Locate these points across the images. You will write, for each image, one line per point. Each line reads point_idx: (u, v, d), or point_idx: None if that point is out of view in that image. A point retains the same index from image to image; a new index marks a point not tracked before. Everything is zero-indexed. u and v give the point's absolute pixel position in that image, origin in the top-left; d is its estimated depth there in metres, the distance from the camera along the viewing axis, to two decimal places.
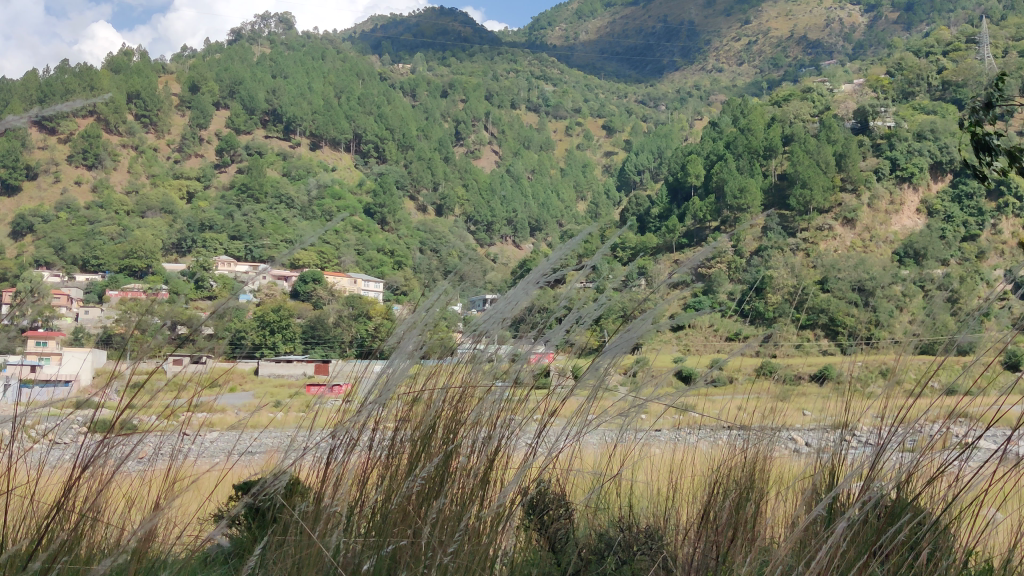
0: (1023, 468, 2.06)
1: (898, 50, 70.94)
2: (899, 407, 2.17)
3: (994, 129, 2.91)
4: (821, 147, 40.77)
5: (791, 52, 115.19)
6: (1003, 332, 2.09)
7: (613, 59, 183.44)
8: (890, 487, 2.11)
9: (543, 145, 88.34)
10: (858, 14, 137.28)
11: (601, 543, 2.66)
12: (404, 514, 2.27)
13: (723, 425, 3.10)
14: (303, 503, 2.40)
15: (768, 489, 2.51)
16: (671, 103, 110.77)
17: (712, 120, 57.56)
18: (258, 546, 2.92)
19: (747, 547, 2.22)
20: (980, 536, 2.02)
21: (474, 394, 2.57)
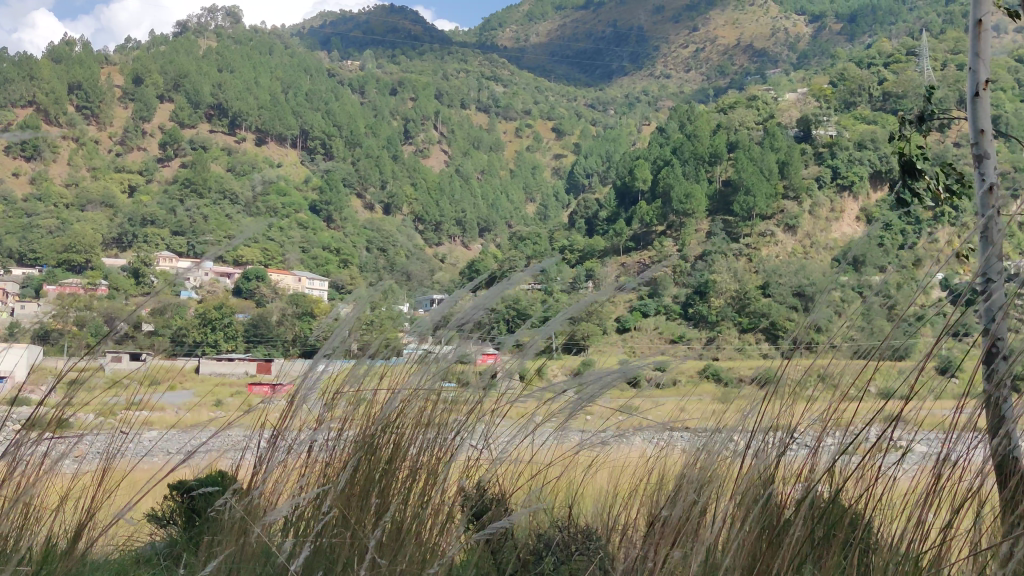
0: (951, 470, 2.15)
1: (841, 61, 72.49)
2: (833, 410, 2.25)
3: (917, 157, 4.32)
4: (764, 156, 41.83)
5: (738, 60, 116.92)
6: (943, 338, 2.21)
7: (563, 62, 184.79)
8: (826, 487, 2.16)
9: (493, 145, 88.94)
10: (804, 24, 139.10)
11: (540, 544, 2.66)
12: (340, 512, 2.25)
13: (667, 428, 3.16)
14: (240, 503, 2.40)
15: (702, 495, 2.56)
16: (619, 108, 111.93)
17: (660, 126, 58.43)
18: (192, 547, 2.88)
19: (679, 539, 2.25)
20: (917, 531, 2.07)
21: (415, 396, 2.57)
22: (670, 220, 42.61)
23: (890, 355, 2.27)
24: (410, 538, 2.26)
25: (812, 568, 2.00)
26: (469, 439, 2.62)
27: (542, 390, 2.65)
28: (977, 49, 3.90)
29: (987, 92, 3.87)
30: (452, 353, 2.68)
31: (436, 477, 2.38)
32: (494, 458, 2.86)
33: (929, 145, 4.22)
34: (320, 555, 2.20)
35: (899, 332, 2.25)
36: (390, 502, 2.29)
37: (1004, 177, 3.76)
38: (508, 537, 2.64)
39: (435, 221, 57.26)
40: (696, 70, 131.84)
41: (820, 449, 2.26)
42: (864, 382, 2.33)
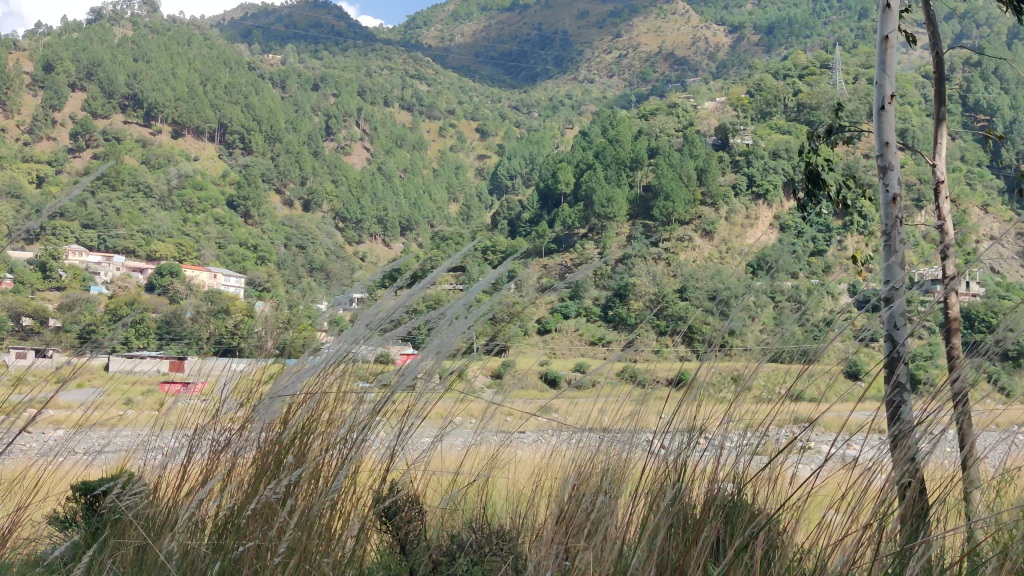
0: (859, 467, 2.19)
1: (757, 71, 74.17)
2: (745, 409, 2.29)
3: (825, 166, 4.50)
4: (684, 162, 42.70)
5: (659, 67, 118.63)
6: (847, 345, 2.30)
7: (487, 63, 184.64)
8: (735, 486, 2.20)
9: (416, 144, 88.36)
10: (723, 34, 141.82)
11: (454, 545, 2.61)
12: (245, 519, 2.20)
13: (585, 431, 3.16)
14: (139, 510, 2.32)
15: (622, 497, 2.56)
16: (543, 111, 112.47)
17: (583, 130, 58.97)
18: (86, 548, 2.76)
19: (593, 539, 2.25)
20: (824, 534, 2.09)
21: (332, 402, 2.51)
22: (591, 223, 43.06)
23: (808, 361, 2.27)
24: (316, 545, 2.19)
25: (715, 566, 2.03)
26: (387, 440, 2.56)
27: (455, 389, 2.62)
28: (883, 60, 4.06)
29: (892, 106, 4.05)
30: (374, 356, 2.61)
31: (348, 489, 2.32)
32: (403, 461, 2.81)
33: (830, 154, 4.41)
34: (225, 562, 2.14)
35: (805, 338, 2.32)
36: (293, 502, 2.23)
37: (906, 187, 3.87)
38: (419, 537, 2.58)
39: (357, 218, 56.90)
40: (618, 75, 133.44)
41: (737, 455, 2.28)
42: (780, 385, 2.33)
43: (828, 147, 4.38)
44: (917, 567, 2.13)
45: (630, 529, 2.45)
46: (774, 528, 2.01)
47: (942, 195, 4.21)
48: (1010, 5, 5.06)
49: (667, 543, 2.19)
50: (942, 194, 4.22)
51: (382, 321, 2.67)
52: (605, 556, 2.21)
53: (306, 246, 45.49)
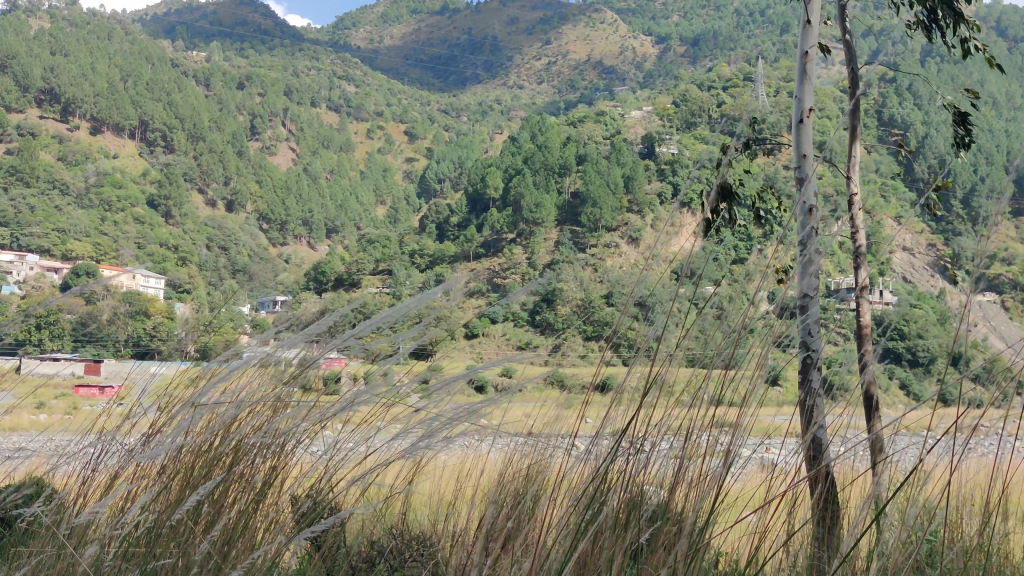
0: (771, 469, 2.29)
1: (683, 82, 75.67)
2: (668, 414, 2.35)
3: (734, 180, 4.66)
4: (611, 170, 43.62)
5: (588, 76, 119.97)
6: (762, 348, 2.42)
7: (416, 66, 183.76)
8: (653, 490, 2.26)
9: (343, 146, 87.46)
10: (651, 45, 144.10)
11: (374, 552, 2.61)
12: (169, 526, 2.17)
13: (511, 434, 3.18)
14: (47, 516, 2.27)
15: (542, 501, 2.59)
16: (472, 115, 112.76)
17: (513, 135, 59.31)
18: None
19: (518, 540, 2.25)
20: (734, 529, 2.17)
21: (261, 403, 2.50)
22: (520, 228, 43.35)
23: (728, 363, 2.35)
24: (240, 553, 2.16)
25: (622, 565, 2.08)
26: (309, 444, 2.53)
27: (386, 395, 2.59)
28: (803, 74, 4.21)
29: (810, 119, 4.20)
30: (303, 359, 2.58)
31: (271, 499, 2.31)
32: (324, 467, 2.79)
33: (741, 165, 4.55)
34: (139, 558, 2.09)
35: (729, 344, 2.38)
36: (216, 504, 2.23)
37: (821, 198, 4.05)
38: (338, 537, 2.57)
39: (281, 220, 56.47)
40: (547, 82, 134.37)
41: (662, 460, 2.35)
42: (700, 389, 2.39)
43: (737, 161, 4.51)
44: (822, 561, 2.21)
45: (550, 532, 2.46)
46: (690, 529, 2.08)
47: (856, 205, 4.43)
48: (923, 25, 5.27)
49: (588, 541, 2.23)
50: (856, 204, 4.43)
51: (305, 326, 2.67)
52: (523, 556, 2.22)
53: (230, 248, 44.72)
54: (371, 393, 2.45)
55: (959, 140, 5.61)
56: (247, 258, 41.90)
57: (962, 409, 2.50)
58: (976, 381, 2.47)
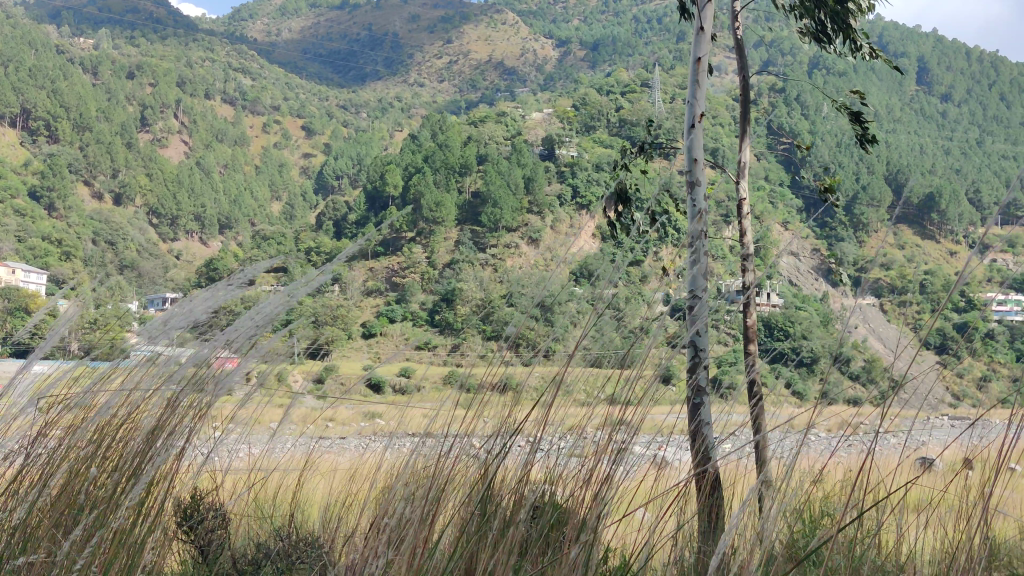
0: (664, 466, 2.31)
1: (583, 85, 76.61)
2: (566, 416, 2.36)
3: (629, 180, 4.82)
4: (512, 171, 44.97)
5: (489, 77, 120.30)
6: (659, 348, 2.46)
7: (315, 61, 180.35)
8: (549, 486, 2.27)
9: (237, 139, 85.12)
10: (551, 48, 144.92)
11: (260, 553, 2.50)
12: (28, 534, 2.06)
13: (411, 431, 3.13)
14: None
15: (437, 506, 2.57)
16: (372, 112, 111.52)
17: (413, 133, 58.75)
18: None
19: (409, 546, 2.19)
20: (626, 523, 2.17)
21: (139, 405, 2.41)
22: (419, 227, 43.19)
23: (622, 361, 2.40)
24: (112, 560, 2.06)
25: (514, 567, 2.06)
26: (200, 442, 2.45)
27: (278, 393, 2.53)
28: (697, 79, 4.31)
29: (702, 125, 4.31)
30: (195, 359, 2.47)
31: (160, 505, 2.17)
32: (207, 470, 2.70)
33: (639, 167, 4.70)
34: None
35: (625, 343, 2.44)
36: (87, 511, 2.12)
37: (710, 202, 4.17)
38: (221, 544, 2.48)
39: (172, 214, 54.66)
40: (448, 81, 133.97)
41: (557, 459, 2.35)
42: (600, 388, 2.42)
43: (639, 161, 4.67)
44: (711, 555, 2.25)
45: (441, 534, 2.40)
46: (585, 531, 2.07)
47: (746, 211, 4.63)
48: (815, 35, 5.47)
49: (489, 541, 2.19)
50: (744, 210, 4.60)
51: (198, 323, 2.60)
52: (411, 561, 2.17)
53: (116, 243, 42.99)
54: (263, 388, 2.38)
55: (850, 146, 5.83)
56: (135, 254, 40.26)
57: (843, 409, 2.61)
58: (853, 382, 2.61)
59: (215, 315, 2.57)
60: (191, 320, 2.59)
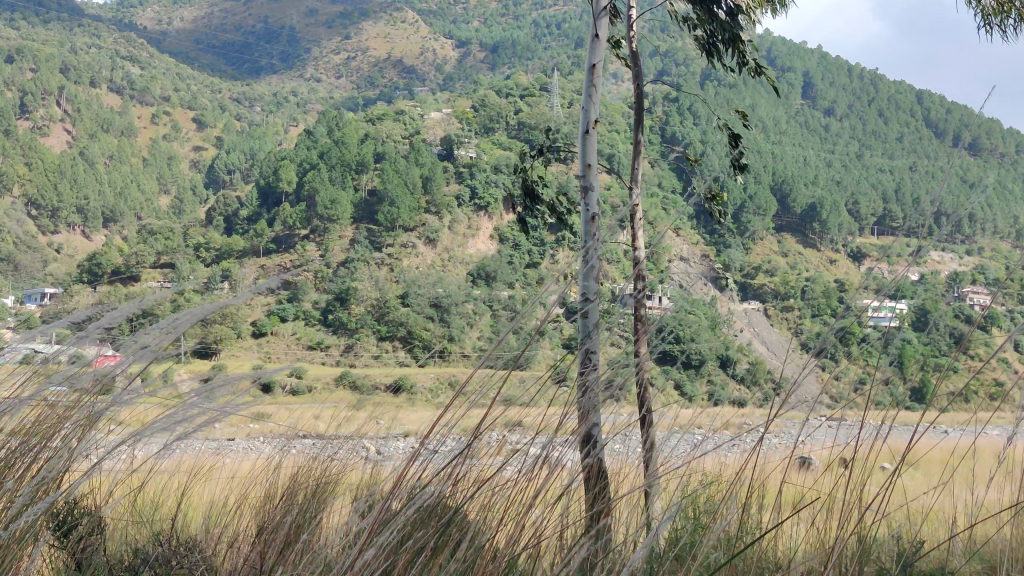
0: (561, 471, 2.35)
1: (482, 87, 76.61)
2: (460, 416, 2.39)
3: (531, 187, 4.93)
4: (409, 170, 44.57)
5: (387, 74, 118.79)
6: (556, 353, 2.50)
7: (209, 52, 174.68)
8: (447, 493, 2.26)
9: (125, 129, 81.68)
10: (451, 47, 144.27)
11: (141, 559, 2.42)
12: None
13: (301, 433, 3.08)
14: None
15: (328, 511, 2.51)
16: (266, 106, 108.62)
17: (309, 129, 57.39)
18: None
19: (297, 557, 2.12)
20: (519, 532, 2.19)
21: (22, 410, 2.28)
22: (313, 225, 42.48)
23: (517, 364, 2.39)
24: None
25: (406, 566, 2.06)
26: (91, 452, 2.35)
27: (171, 400, 2.44)
28: (592, 87, 4.34)
29: (596, 131, 4.35)
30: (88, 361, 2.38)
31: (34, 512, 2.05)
32: (90, 479, 2.57)
33: (541, 174, 4.80)
34: None
35: (521, 348, 2.47)
36: None
37: (605, 207, 4.20)
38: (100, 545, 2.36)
39: (52, 206, 52.02)
40: (346, 77, 131.53)
41: (453, 457, 2.32)
42: (494, 390, 2.45)
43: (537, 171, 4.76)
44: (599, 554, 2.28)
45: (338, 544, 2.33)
46: (474, 533, 2.09)
47: (638, 215, 4.72)
48: (709, 46, 5.62)
49: (374, 545, 2.16)
50: (637, 217, 4.69)
51: (83, 330, 2.48)
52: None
53: None
54: (157, 399, 2.31)
55: (734, 161, 6.04)
56: (10, 247, 38.06)
57: (730, 414, 2.69)
58: (738, 384, 2.67)
59: (109, 327, 2.46)
60: (81, 328, 2.46)
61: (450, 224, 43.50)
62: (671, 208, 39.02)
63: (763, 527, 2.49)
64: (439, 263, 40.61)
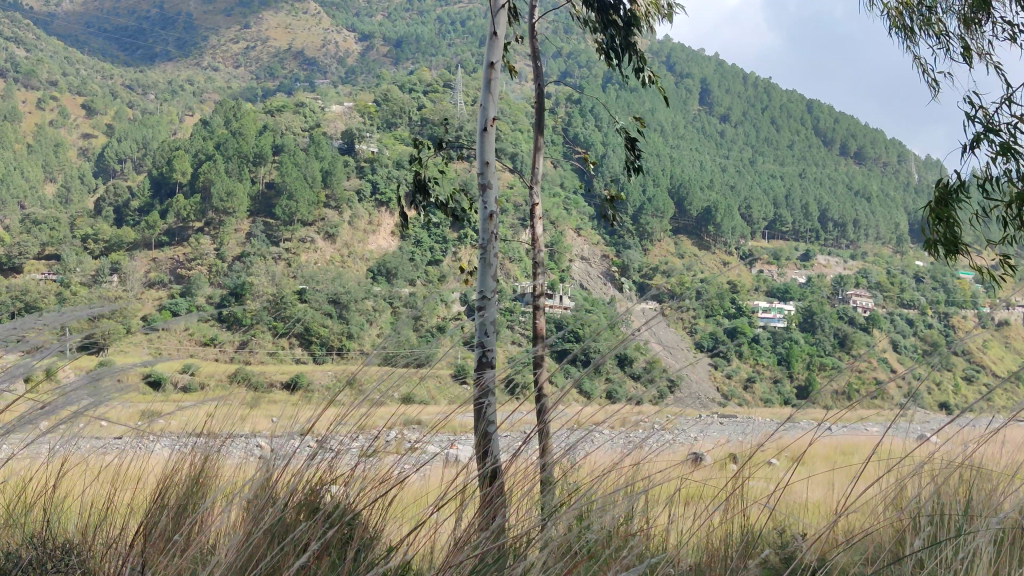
0: (459, 469, 2.35)
1: (384, 81, 75.86)
2: (355, 418, 2.35)
3: (427, 184, 4.96)
4: (308, 163, 44.05)
5: (288, 65, 115.73)
6: (450, 351, 2.50)
7: (99, 35, 166.86)
8: (342, 498, 2.22)
9: (4, 113, 77.14)
10: (354, 40, 142.04)
11: (6, 563, 2.29)
12: None
13: (186, 433, 2.98)
14: None
15: (206, 512, 2.42)
16: (161, 93, 104.15)
17: (204, 118, 55.70)
18: None
19: (179, 561, 2.03)
20: (415, 533, 2.16)
21: None
22: (208, 217, 41.19)
23: (415, 362, 2.39)
24: None
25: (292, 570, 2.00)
26: None
27: (56, 396, 2.33)
28: (489, 82, 4.35)
29: (493, 129, 4.36)
30: None
31: None
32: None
33: (438, 169, 4.84)
34: None
35: (420, 349, 2.45)
36: None
37: (503, 206, 4.22)
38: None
39: None
40: (245, 66, 127.24)
41: (341, 452, 2.28)
42: (390, 388, 2.41)
43: (434, 166, 4.81)
44: (496, 542, 2.29)
45: (221, 544, 2.26)
46: (377, 538, 2.07)
47: (537, 214, 4.76)
48: (606, 48, 5.71)
49: (263, 552, 2.09)
50: (537, 216, 4.73)
51: None
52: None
53: None
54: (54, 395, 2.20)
55: (632, 163, 6.15)
56: None
57: (624, 409, 2.72)
58: (634, 381, 2.70)
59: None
60: None
61: (351, 219, 44.12)
62: (573, 208, 39.63)
63: (658, 520, 2.51)
64: (339, 258, 40.40)
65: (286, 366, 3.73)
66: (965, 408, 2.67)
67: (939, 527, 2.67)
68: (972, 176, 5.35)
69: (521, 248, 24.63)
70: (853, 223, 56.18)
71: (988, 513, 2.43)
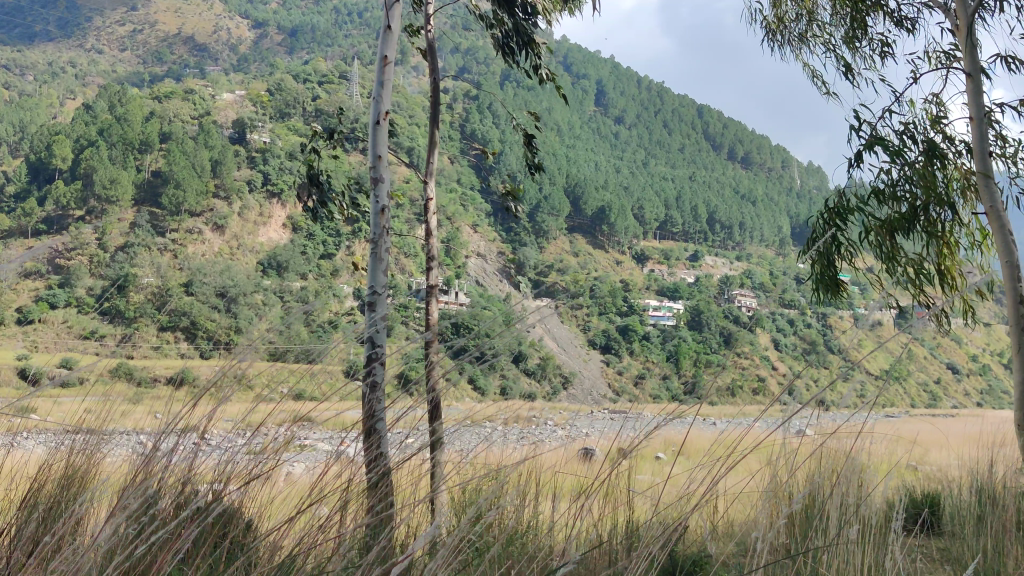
0: (347, 465, 2.33)
1: (278, 70, 74.17)
2: (242, 415, 2.30)
3: (324, 176, 4.90)
4: (198, 152, 42.85)
5: (176, 49, 111.49)
6: (345, 347, 2.47)
7: None
8: (228, 492, 2.17)
9: None
10: (246, 27, 138.16)
11: None
12: None
13: (67, 430, 2.84)
14: None
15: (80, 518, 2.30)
16: (38, 73, 98.87)
17: (85, 102, 53.39)
18: None
19: (57, 558, 1.94)
20: (298, 531, 2.13)
21: None
22: (89, 205, 39.43)
23: (309, 359, 2.36)
24: None
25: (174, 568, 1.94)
26: None
27: None
28: (382, 77, 4.31)
29: (387, 122, 4.33)
30: None
31: None
32: None
33: (334, 159, 4.80)
34: None
35: (307, 345, 2.43)
36: None
37: (396, 201, 4.19)
38: None
39: None
40: (130, 49, 122.05)
41: (223, 447, 2.20)
42: (281, 381, 2.38)
43: (331, 157, 4.77)
44: (383, 536, 2.27)
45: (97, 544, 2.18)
46: (263, 534, 2.03)
47: (431, 211, 4.75)
48: (505, 45, 5.74)
49: (143, 550, 2.01)
50: (432, 212, 4.73)
51: None
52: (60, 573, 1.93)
53: None
54: None
55: (530, 162, 6.20)
56: None
57: (517, 407, 2.74)
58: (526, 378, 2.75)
59: None
60: None
61: (241, 210, 43.87)
62: (470, 205, 39.81)
63: (547, 516, 2.53)
64: (228, 251, 39.42)
65: (169, 361, 3.60)
66: (839, 403, 2.78)
67: (813, 519, 2.80)
68: (847, 188, 5.72)
69: (413, 242, 24.65)
70: (739, 226, 58.08)
71: (862, 508, 2.53)
